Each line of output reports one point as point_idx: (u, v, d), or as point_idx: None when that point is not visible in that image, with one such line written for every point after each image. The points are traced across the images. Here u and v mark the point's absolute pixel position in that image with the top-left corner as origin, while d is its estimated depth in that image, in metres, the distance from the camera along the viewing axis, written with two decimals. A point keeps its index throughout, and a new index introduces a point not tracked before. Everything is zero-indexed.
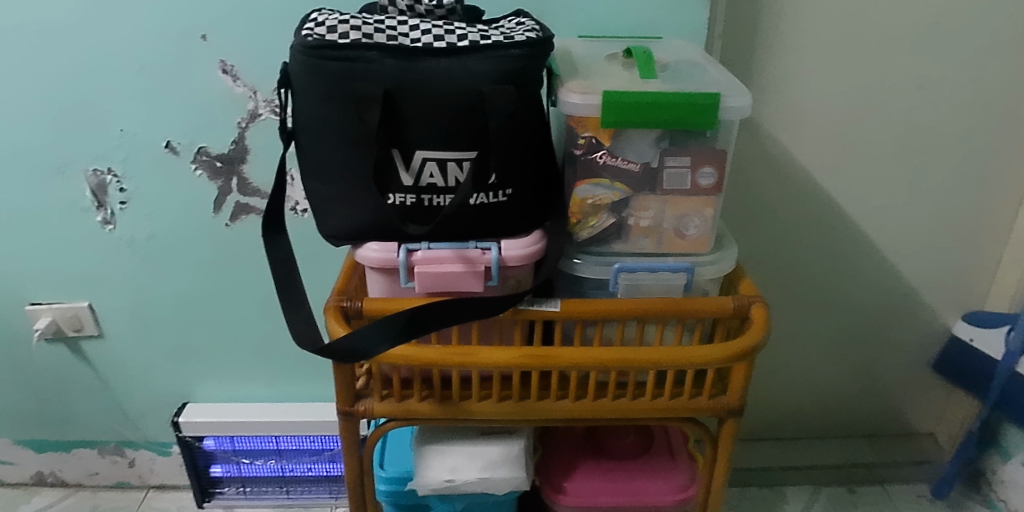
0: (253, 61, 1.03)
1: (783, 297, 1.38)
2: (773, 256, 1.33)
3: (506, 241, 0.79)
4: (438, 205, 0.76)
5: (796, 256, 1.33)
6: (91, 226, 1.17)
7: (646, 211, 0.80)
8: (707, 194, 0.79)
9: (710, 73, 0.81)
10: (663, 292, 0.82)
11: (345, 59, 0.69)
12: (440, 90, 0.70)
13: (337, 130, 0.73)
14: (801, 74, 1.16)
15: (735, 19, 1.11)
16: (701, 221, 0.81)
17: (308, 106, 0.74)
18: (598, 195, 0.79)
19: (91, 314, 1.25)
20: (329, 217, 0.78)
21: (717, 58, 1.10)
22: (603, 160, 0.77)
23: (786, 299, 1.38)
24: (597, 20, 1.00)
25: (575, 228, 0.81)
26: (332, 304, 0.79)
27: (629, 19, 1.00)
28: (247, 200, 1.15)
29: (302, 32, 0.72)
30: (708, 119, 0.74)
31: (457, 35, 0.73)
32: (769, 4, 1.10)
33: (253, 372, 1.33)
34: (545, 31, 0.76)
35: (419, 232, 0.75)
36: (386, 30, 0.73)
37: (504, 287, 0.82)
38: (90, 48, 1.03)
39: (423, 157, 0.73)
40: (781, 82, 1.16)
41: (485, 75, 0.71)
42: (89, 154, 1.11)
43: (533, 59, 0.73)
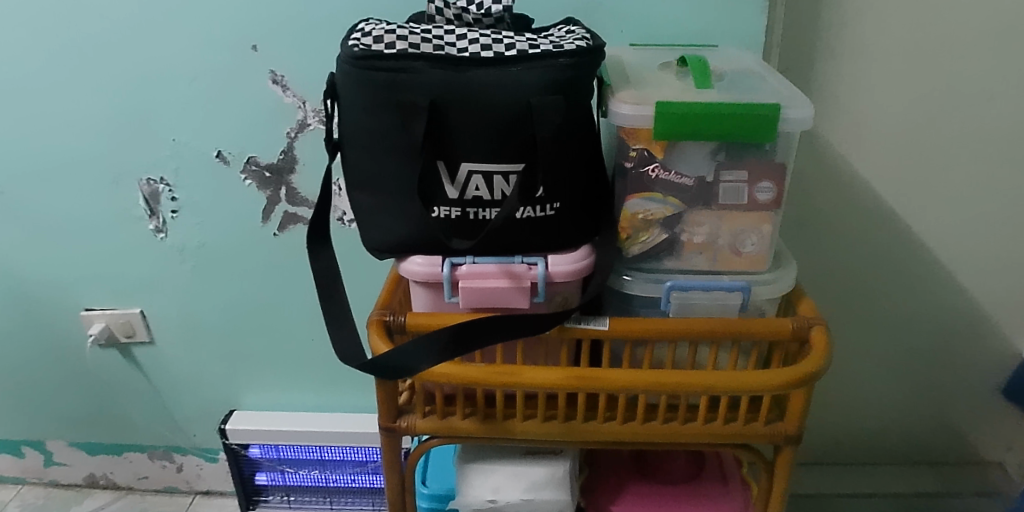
0: (302, 71, 1.03)
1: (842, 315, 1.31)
2: (832, 273, 1.27)
3: (553, 256, 0.77)
4: (484, 219, 0.73)
5: (856, 274, 1.27)
6: (144, 234, 1.19)
7: (700, 226, 0.76)
8: (765, 209, 0.76)
9: (770, 83, 0.77)
10: (718, 312, 0.78)
11: (391, 69, 0.68)
12: (487, 101, 0.68)
13: (383, 141, 0.72)
14: (866, 82, 1.10)
15: (796, 25, 1.06)
16: (758, 238, 0.77)
17: (355, 118, 0.73)
18: (650, 209, 0.75)
19: (142, 321, 1.27)
20: (374, 230, 0.77)
21: (776, 65, 1.05)
22: (655, 174, 0.74)
23: (845, 318, 1.31)
24: (650, 28, 0.97)
25: (625, 243, 0.78)
26: (375, 318, 0.77)
27: (683, 27, 0.96)
28: (295, 210, 1.15)
29: (349, 42, 0.72)
30: (767, 132, 0.70)
31: (505, 44, 0.71)
32: (833, 8, 1.05)
33: (297, 381, 1.33)
34: (596, 39, 0.73)
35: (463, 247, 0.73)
36: (433, 39, 0.72)
37: (550, 304, 0.79)
38: (145, 60, 1.04)
39: (468, 170, 0.71)
40: (845, 90, 1.11)
41: (533, 86, 0.68)
42: (143, 164, 1.13)
43: (584, 69, 0.70)
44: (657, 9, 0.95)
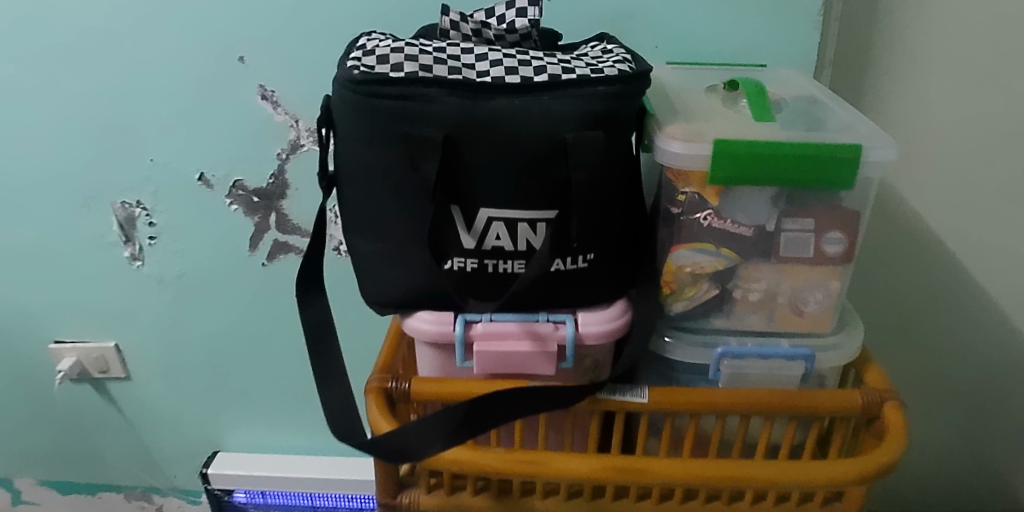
0: (294, 85, 0.92)
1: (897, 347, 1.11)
2: (878, 297, 1.10)
3: (583, 314, 0.66)
4: (505, 273, 0.62)
5: (908, 304, 1.08)
6: (119, 262, 1.08)
7: (757, 282, 0.65)
8: (833, 263, 0.65)
9: (841, 115, 0.66)
10: (774, 381, 0.67)
11: (398, 96, 0.57)
12: (513, 136, 0.57)
13: (386, 181, 0.60)
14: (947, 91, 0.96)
15: (850, 42, 0.94)
16: (823, 296, 0.66)
17: (354, 152, 0.62)
18: (699, 262, 0.64)
19: (117, 355, 1.16)
20: (375, 281, 0.65)
21: (826, 86, 0.94)
22: (708, 222, 0.62)
23: (894, 354, 1.12)
24: (689, 44, 0.85)
25: (667, 299, 0.67)
26: (374, 385, 0.66)
27: (728, 43, 0.85)
28: (286, 238, 1.03)
29: (348, 62, 0.60)
30: (845, 176, 0.59)
31: (534, 67, 0.60)
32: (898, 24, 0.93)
33: (287, 421, 1.21)
34: (639, 62, 0.62)
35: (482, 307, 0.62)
36: (447, 59, 0.60)
37: (578, 369, 0.69)
38: (119, 71, 0.93)
39: (488, 216, 0.60)
40: (908, 109, 0.98)
41: (568, 119, 0.57)
42: (118, 186, 1.01)
43: (627, 98, 0.59)
44: (699, 24, 0.84)
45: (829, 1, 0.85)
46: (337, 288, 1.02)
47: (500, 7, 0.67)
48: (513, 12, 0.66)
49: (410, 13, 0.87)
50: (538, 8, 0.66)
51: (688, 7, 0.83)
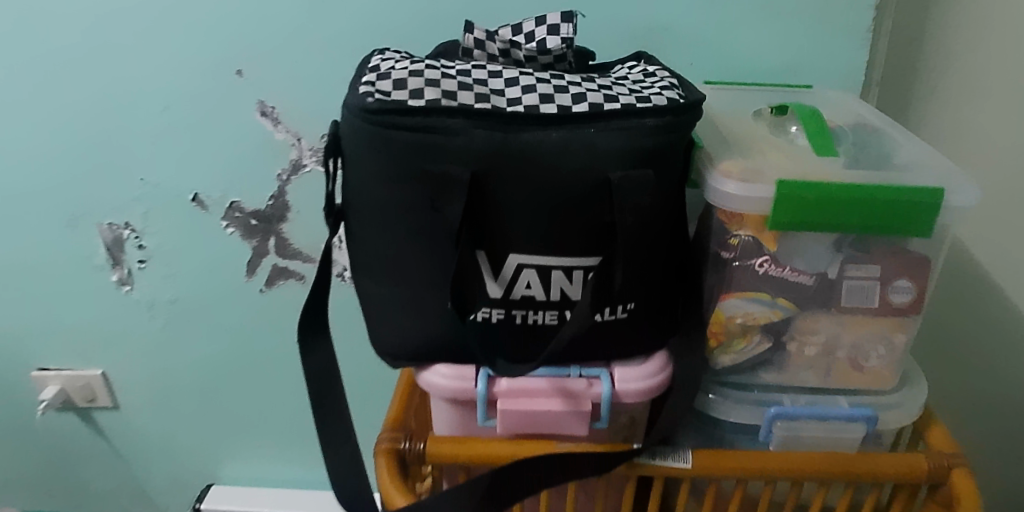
0: (297, 101, 0.85)
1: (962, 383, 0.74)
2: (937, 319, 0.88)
3: (620, 369, 0.59)
4: (534, 324, 0.55)
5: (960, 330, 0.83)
6: (106, 287, 1.00)
7: (814, 336, 0.59)
8: (900, 315, 0.58)
9: (909, 150, 0.59)
10: (831, 444, 0.60)
11: (418, 129, 0.50)
12: (549, 175, 0.50)
13: (403, 221, 0.53)
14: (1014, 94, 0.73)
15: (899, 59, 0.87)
16: (887, 350, 0.59)
17: (366, 187, 0.55)
18: (751, 313, 0.57)
19: (104, 383, 1.09)
20: (387, 330, 0.58)
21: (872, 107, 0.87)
22: (764, 269, 0.55)
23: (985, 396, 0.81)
24: (730, 62, 0.78)
25: (713, 352, 0.60)
26: (385, 445, 0.60)
27: (772, 62, 0.78)
28: (286, 264, 0.96)
29: (360, 87, 0.53)
30: (924, 223, 0.52)
31: (571, 95, 0.53)
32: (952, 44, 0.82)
33: (285, 453, 1.14)
34: (688, 89, 0.55)
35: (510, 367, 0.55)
36: (472, 84, 0.53)
37: (612, 427, 0.62)
38: (108, 84, 0.86)
39: (518, 263, 0.53)
40: (959, 126, 0.83)
41: (612, 155, 0.50)
42: (106, 206, 0.94)
43: (678, 131, 0.52)
44: (742, 41, 0.77)
45: (880, 16, 0.79)
46: (339, 318, 0.95)
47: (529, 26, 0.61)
48: (543, 30, 0.59)
49: (426, 25, 0.80)
50: (571, 25, 0.59)
51: (729, 22, 0.76)
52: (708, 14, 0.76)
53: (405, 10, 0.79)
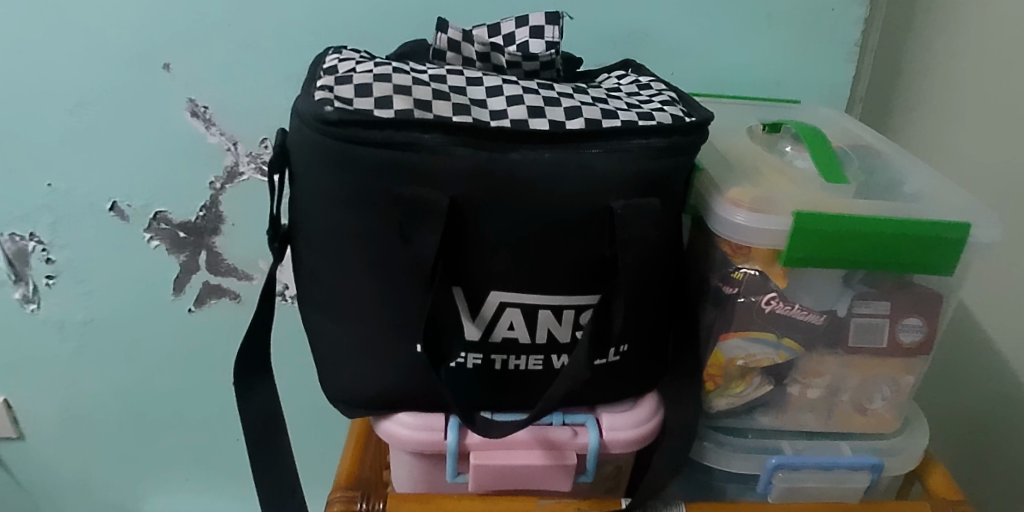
0: (234, 101, 0.75)
1: (951, 410, 0.73)
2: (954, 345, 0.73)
3: (608, 415, 0.52)
4: (517, 371, 0.48)
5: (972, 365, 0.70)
6: (7, 305, 0.87)
7: (819, 378, 0.54)
8: (908, 355, 0.53)
9: (917, 178, 0.55)
10: (834, 495, 0.56)
11: (385, 144, 0.42)
12: (539, 201, 0.43)
13: (366, 250, 0.45)
14: (1001, 106, 0.70)
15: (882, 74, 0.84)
16: (892, 391, 0.55)
17: (320, 210, 0.46)
18: (754, 356, 0.51)
19: (5, 412, 0.95)
20: (342, 375, 0.50)
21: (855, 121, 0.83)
22: (772, 307, 0.50)
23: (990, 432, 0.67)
24: (714, 73, 0.73)
25: (710, 395, 0.54)
26: (337, 506, 0.51)
27: (759, 74, 0.73)
28: (219, 281, 0.85)
29: (315, 91, 0.45)
30: (943, 261, 0.47)
31: (564, 108, 0.46)
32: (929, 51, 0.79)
33: (216, 488, 1.03)
34: (690, 105, 0.50)
35: (492, 426, 0.47)
36: (449, 92, 0.46)
37: (597, 478, 0.55)
38: (8, 72, 0.74)
39: (500, 302, 0.45)
40: (937, 143, 0.79)
41: (613, 179, 0.43)
42: (6, 214, 0.81)
43: (684, 153, 0.45)
44: (729, 50, 0.72)
45: (867, 29, 0.75)
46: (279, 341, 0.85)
47: (511, 29, 0.54)
48: (526, 32, 0.54)
49: (383, 21, 0.71)
50: (557, 28, 0.54)
51: (715, 30, 0.71)
52: (693, 21, 0.71)
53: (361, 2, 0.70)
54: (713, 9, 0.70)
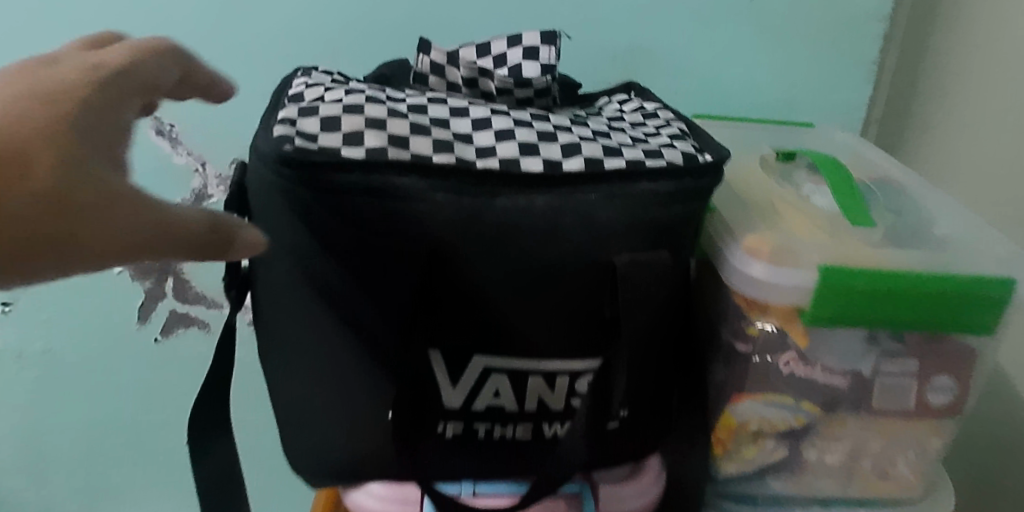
0: (196, 116, 0.67)
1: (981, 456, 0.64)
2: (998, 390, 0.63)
3: (606, 484, 0.46)
4: (503, 441, 0.42)
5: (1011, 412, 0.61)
6: None
7: (839, 442, 0.48)
8: (937, 417, 0.48)
9: (949, 220, 0.50)
10: None
11: (357, 190, 0.37)
12: (531, 256, 0.38)
13: (333, 306, 0.40)
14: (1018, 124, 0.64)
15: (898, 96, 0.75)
16: (917, 455, 0.49)
17: (279, 260, 0.40)
18: (768, 419, 0.46)
19: None
20: (306, 441, 0.44)
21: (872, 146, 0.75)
22: (791, 369, 0.44)
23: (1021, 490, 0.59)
24: (728, 97, 0.66)
25: (720, 459, 0.49)
26: None
27: (775, 94, 0.66)
28: (187, 310, 0.79)
29: (274, 125, 0.39)
30: (984, 320, 0.42)
31: (561, 145, 0.41)
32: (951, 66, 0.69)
33: None
34: (702, 138, 0.45)
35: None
36: (430, 125, 0.40)
37: None
38: None
39: (484, 367, 0.40)
40: None
41: (616, 231, 0.38)
42: None
43: (696, 199, 0.40)
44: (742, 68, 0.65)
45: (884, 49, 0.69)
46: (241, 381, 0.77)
47: (502, 49, 0.49)
48: (519, 52, 0.48)
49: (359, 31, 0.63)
50: (552, 48, 0.48)
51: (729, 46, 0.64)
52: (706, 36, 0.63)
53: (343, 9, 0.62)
54: (729, 22, 0.63)
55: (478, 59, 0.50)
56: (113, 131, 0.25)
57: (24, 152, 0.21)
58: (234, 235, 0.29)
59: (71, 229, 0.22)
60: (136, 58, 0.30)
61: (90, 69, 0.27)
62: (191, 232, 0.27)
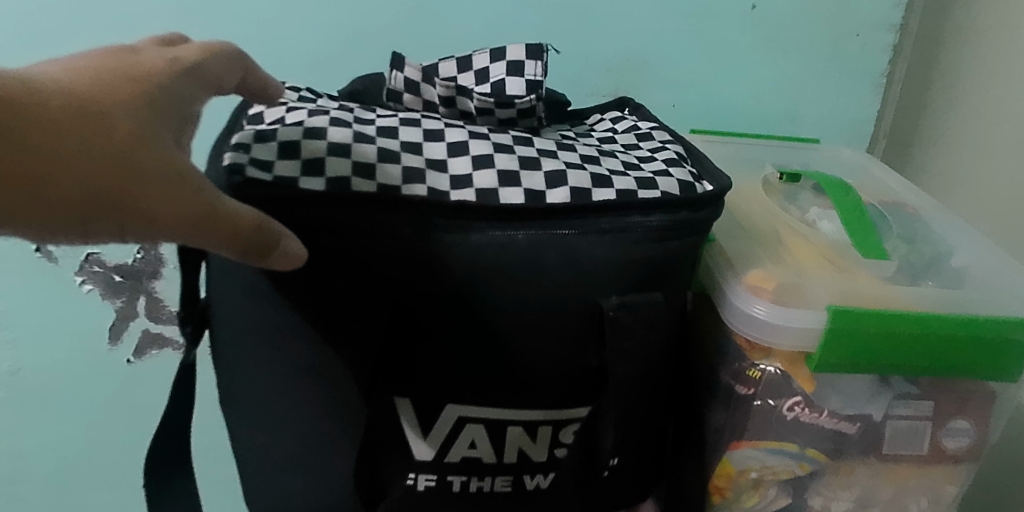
0: None
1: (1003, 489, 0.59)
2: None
3: None
4: (480, 496, 0.38)
5: None
6: None
7: (846, 490, 0.44)
8: (952, 463, 0.44)
9: (966, 250, 0.46)
10: None
11: (323, 230, 0.34)
12: (511, 299, 0.35)
13: (296, 345, 0.37)
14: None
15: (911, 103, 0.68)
16: (931, 503, 0.46)
17: (235, 298, 0.37)
18: (770, 468, 0.42)
19: None
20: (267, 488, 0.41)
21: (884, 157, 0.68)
22: (797, 415, 0.40)
23: None
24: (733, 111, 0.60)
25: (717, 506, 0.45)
26: None
27: (794, 105, 0.60)
28: (159, 330, 0.74)
29: (227, 152, 0.35)
30: (1008, 365, 0.38)
31: (545, 173, 0.37)
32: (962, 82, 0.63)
33: None
34: (700, 163, 0.42)
35: None
36: (400, 151, 0.37)
37: None
38: None
39: (459, 417, 0.36)
40: None
41: (605, 272, 0.35)
42: None
43: (695, 233, 0.36)
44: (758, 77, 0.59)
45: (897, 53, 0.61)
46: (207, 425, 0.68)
47: (484, 63, 0.45)
48: (503, 67, 0.45)
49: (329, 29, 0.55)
50: (538, 63, 0.45)
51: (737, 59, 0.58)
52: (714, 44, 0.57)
53: (325, 6, 0.54)
54: (743, 28, 0.57)
55: (459, 74, 0.46)
56: (176, 125, 0.28)
57: (103, 112, 0.25)
58: (278, 237, 0.31)
59: (126, 204, 0.25)
60: (211, 58, 0.32)
61: (169, 61, 0.30)
62: (239, 227, 0.29)
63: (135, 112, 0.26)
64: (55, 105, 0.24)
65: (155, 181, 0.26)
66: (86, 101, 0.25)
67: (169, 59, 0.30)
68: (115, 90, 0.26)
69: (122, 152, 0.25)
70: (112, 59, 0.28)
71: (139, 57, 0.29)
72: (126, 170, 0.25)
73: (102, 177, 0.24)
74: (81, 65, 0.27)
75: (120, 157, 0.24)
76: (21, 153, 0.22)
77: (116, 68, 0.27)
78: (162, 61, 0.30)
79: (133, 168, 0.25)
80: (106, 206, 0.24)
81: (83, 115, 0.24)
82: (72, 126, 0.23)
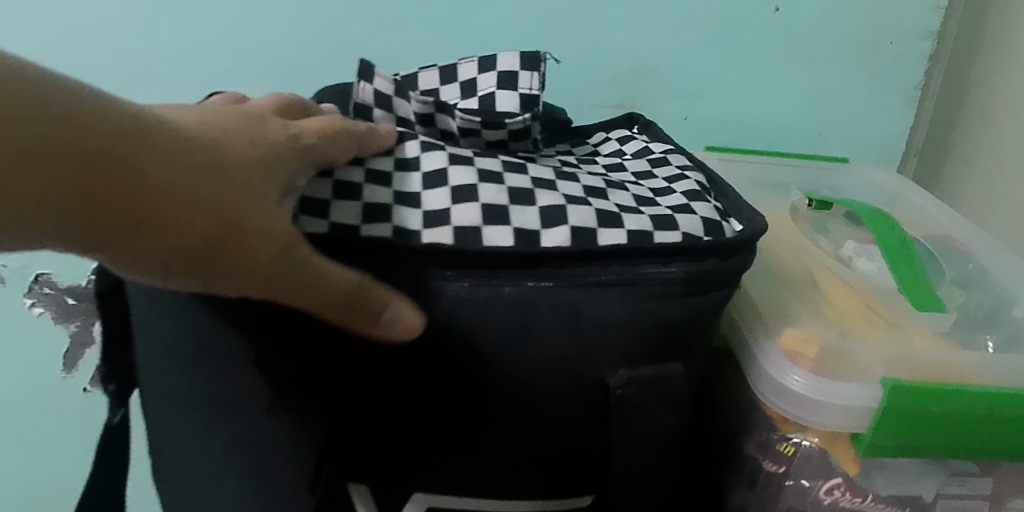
0: None
1: None
2: None
3: None
4: None
5: None
6: None
7: None
8: None
9: None
10: None
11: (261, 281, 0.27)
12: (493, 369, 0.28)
13: (236, 417, 0.31)
14: None
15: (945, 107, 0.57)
16: None
17: (172, 362, 0.31)
18: None
19: None
20: None
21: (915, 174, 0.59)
22: (836, 500, 0.34)
23: None
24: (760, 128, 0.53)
25: None
26: None
27: (829, 120, 0.53)
28: None
29: None
30: None
31: (540, 209, 0.30)
32: (995, 100, 0.54)
33: None
34: (726, 196, 0.35)
35: None
36: (363, 184, 0.30)
37: None
38: None
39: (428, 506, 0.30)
40: None
41: (614, 340, 0.28)
42: None
43: (721, 286, 0.30)
44: (791, 86, 0.51)
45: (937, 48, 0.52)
46: (136, 480, 0.60)
47: (471, 74, 0.39)
48: (492, 79, 0.38)
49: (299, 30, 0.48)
50: (533, 75, 0.38)
51: (764, 67, 0.51)
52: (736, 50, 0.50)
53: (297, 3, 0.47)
54: (773, 31, 0.50)
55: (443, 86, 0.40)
56: (282, 195, 0.25)
57: (204, 167, 0.22)
58: (369, 312, 0.26)
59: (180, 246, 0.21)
60: (337, 134, 0.30)
61: (294, 137, 0.28)
62: (322, 288, 0.25)
63: (235, 171, 0.23)
64: (147, 132, 0.21)
65: (209, 211, 0.21)
66: (168, 132, 0.22)
67: (291, 133, 0.28)
68: (228, 155, 0.23)
69: (196, 195, 0.21)
70: (236, 124, 0.26)
71: (264, 126, 0.27)
72: (210, 227, 0.21)
73: (145, 199, 0.20)
74: (203, 122, 0.25)
75: (192, 198, 0.21)
76: (85, 168, 0.19)
77: (239, 137, 0.25)
78: (283, 134, 0.27)
79: (204, 210, 0.21)
80: (156, 241, 0.20)
81: (175, 155, 0.21)
82: (174, 168, 0.21)
